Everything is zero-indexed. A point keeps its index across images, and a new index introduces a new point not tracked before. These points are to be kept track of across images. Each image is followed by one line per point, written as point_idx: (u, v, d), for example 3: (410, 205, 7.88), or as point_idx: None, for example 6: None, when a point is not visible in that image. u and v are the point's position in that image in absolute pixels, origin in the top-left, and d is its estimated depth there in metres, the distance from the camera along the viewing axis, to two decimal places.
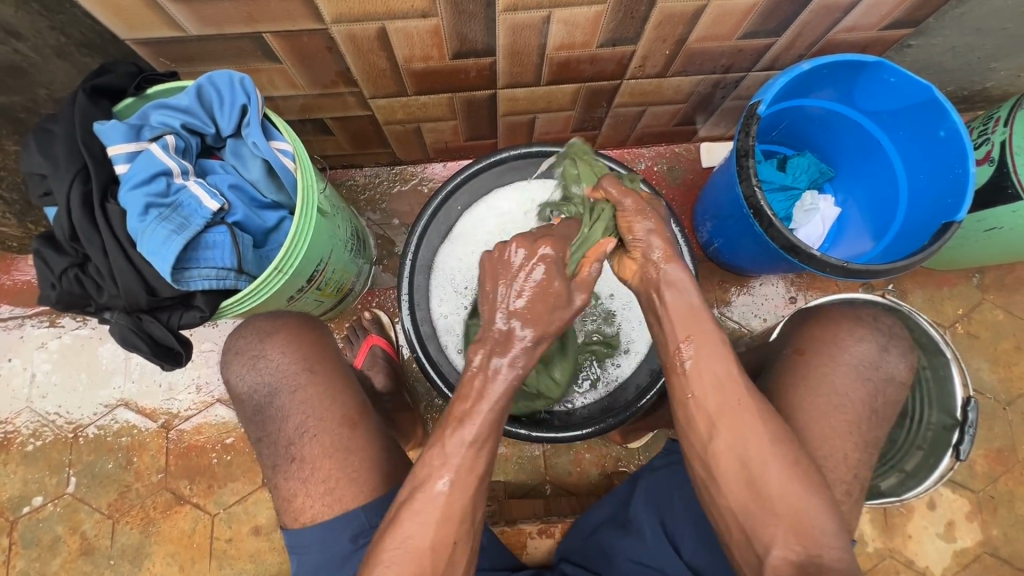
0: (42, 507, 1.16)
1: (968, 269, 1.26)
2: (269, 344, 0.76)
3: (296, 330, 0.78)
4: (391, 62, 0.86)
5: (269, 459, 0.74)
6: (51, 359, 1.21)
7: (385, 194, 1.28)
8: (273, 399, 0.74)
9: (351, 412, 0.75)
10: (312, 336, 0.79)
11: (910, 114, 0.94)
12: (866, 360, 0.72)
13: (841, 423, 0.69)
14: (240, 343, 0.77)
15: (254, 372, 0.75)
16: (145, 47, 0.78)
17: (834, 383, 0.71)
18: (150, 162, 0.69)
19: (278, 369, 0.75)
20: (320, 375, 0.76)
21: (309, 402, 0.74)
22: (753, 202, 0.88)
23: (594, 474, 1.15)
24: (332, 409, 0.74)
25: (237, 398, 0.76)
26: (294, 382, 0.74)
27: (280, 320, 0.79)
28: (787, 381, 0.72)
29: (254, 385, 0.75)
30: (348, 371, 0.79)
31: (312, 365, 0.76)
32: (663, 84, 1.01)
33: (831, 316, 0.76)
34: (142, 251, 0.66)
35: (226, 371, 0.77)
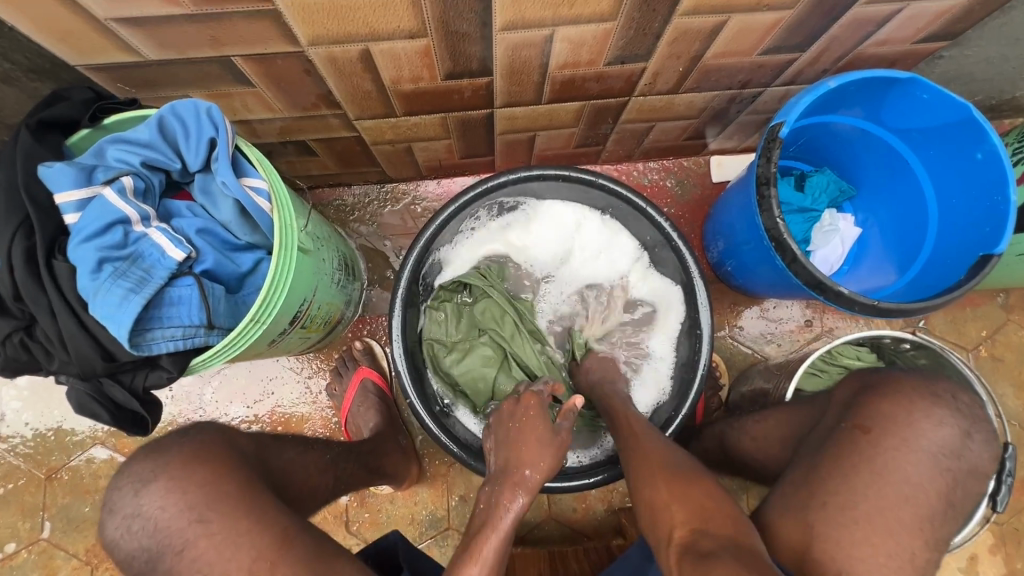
0: (16, 554, 1.09)
1: (993, 288, 1.19)
2: (145, 497, 0.63)
3: (179, 474, 0.64)
4: (377, 84, 0.77)
5: None
6: (21, 396, 1.14)
7: (375, 214, 1.20)
8: (156, 563, 0.62)
9: (269, 550, 0.61)
10: (196, 473, 0.64)
11: (943, 134, 0.86)
12: (947, 448, 0.66)
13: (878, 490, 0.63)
14: (114, 497, 0.64)
15: (128, 534, 0.63)
16: (99, 72, 0.70)
17: (907, 471, 0.65)
18: (103, 209, 0.61)
19: (155, 529, 0.62)
20: (214, 525, 0.62)
21: (206, 558, 0.61)
22: (775, 233, 0.81)
23: (601, 511, 1.09)
24: (234, 561, 0.61)
25: (121, 562, 0.64)
26: (180, 539, 0.61)
27: (162, 458, 0.65)
28: (845, 465, 0.67)
29: (134, 549, 0.63)
30: (254, 501, 0.64)
31: (201, 514, 0.62)
32: (675, 100, 0.93)
33: (901, 390, 0.70)
34: (96, 313, 0.58)
35: (102, 533, 0.64)
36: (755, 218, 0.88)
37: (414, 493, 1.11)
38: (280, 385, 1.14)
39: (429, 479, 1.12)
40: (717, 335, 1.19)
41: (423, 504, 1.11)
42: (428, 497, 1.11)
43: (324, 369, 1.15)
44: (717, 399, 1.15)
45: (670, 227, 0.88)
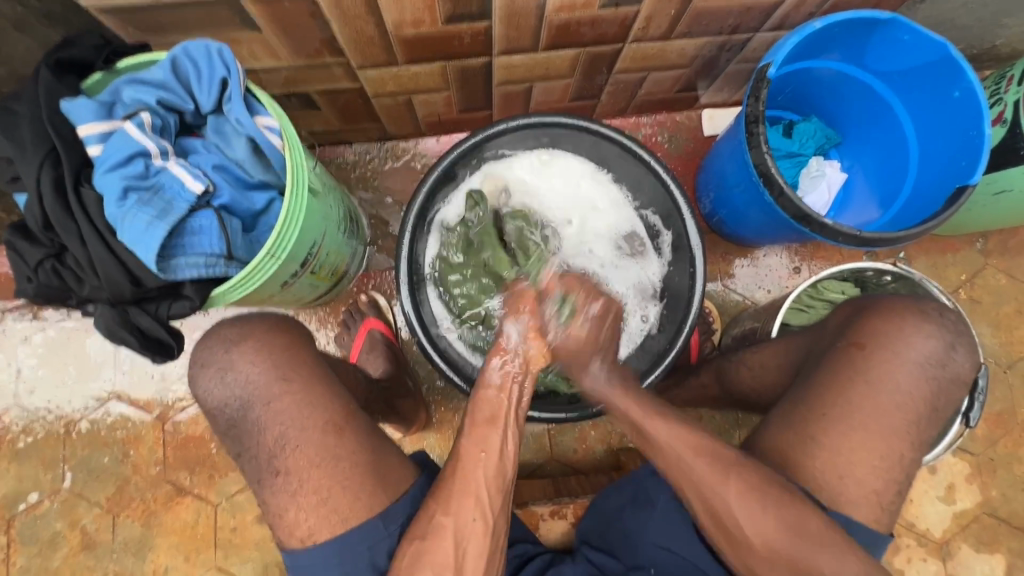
0: (39, 504, 1.14)
1: (973, 234, 1.24)
2: (237, 353, 0.70)
3: (264, 338, 0.71)
4: (380, 29, 0.80)
5: (252, 474, 0.69)
6: (36, 353, 1.17)
7: (376, 171, 1.22)
8: (246, 412, 0.69)
9: (338, 416, 0.70)
10: (284, 339, 0.72)
11: (923, 74, 0.90)
12: (933, 357, 0.70)
13: (857, 394, 0.68)
14: (205, 354, 0.70)
15: (221, 385, 0.69)
16: (111, 17, 0.72)
17: (896, 381, 0.69)
18: (125, 142, 0.64)
19: (247, 381, 0.69)
20: (296, 384, 0.69)
21: (289, 412, 0.68)
22: (763, 169, 0.85)
23: (600, 451, 1.15)
24: (312, 418, 0.68)
25: (208, 413, 0.70)
26: (268, 393, 0.69)
27: (248, 325, 0.72)
28: (841, 378, 0.70)
29: (224, 400, 0.69)
30: (328, 372, 0.73)
31: (286, 373, 0.70)
32: (667, 47, 0.96)
33: (892, 308, 0.73)
34: (123, 239, 0.62)
35: (192, 386, 0.70)
36: (744, 159, 0.92)
37: (421, 438, 1.16)
38: None
39: (436, 425, 1.17)
40: (710, 284, 1.23)
41: (431, 447, 1.16)
42: (435, 441, 1.16)
43: (331, 322, 1.19)
44: (711, 342, 1.19)
45: (661, 170, 0.91)
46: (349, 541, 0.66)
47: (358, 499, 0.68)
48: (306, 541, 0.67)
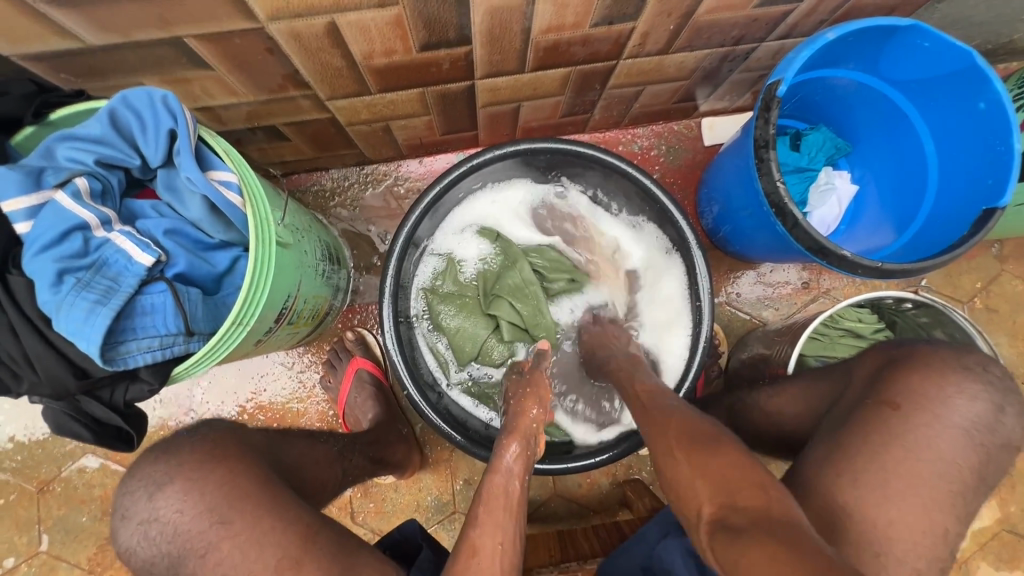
0: (16, 569, 1.07)
1: (988, 239, 1.18)
2: (160, 500, 0.61)
3: (195, 474, 0.62)
4: (347, 60, 0.72)
5: None
6: (2, 410, 1.09)
7: (356, 198, 1.14)
8: (179, 567, 0.61)
9: (291, 552, 0.61)
10: (216, 474, 0.62)
11: (945, 83, 0.83)
12: (979, 421, 0.58)
13: (895, 466, 0.57)
14: (127, 503, 0.62)
15: (146, 541, 0.61)
16: (37, 63, 0.63)
17: (941, 449, 0.57)
18: (58, 215, 0.56)
19: (174, 533, 0.60)
20: (235, 526, 0.60)
21: (229, 561, 0.60)
22: (775, 198, 0.78)
23: (605, 484, 1.10)
24: (259, 563, 0.60)
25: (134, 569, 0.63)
26: (202, 543, 0.60)
27: (176, 460, 0.63)
28: (874, 445, 0.58)
29: (151, 557, 0.61)
30: (279, 495, 0.64)
31: (222, 515, 0.60)
32: (665, 61, 0.88)
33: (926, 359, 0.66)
34: (59, 330, 0.54)
35: (115, 539, 0.63)
36: (752, 183, 0.85)
37: (417, 480, 1.10)
38: (271, 381, 1.11)
39: (432, 465, 1.11)
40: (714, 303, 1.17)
41: (428, 489, 1.10)
42: (432, 482, 1.11)
43: (316, 362, 1.13)
44: (717, 366, 1.14)
45: (663, 198, 0.84)
46: None
47: None
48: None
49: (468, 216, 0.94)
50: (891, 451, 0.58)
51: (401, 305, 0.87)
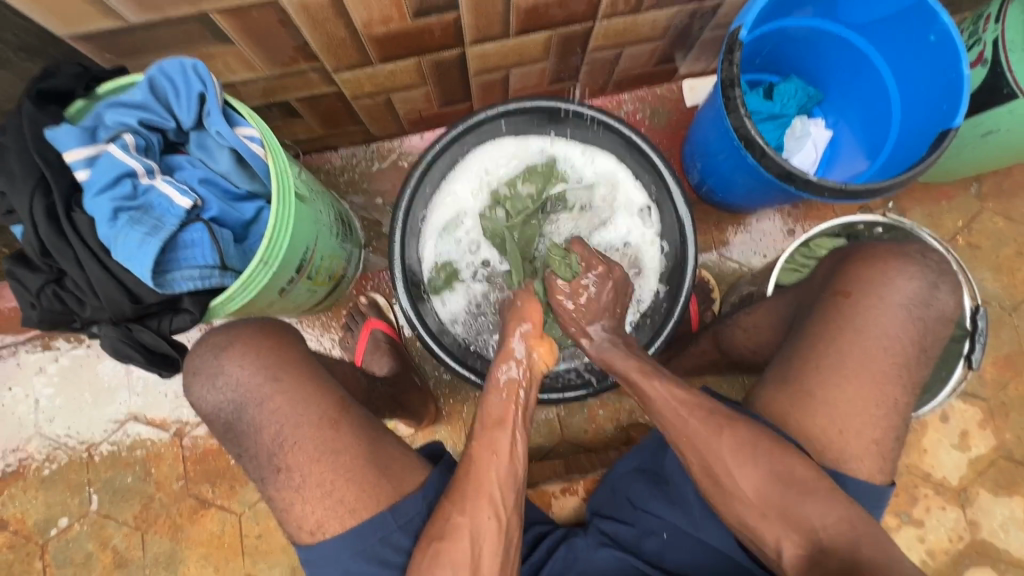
0: (69, 527, 1.17)
1: (966, 179, 1.24)
2: (226, 358, 0.69)
3: (252, 339, 0.71)
4: (350, 30, 0.81)
5: (254, 473, 0.69)
6: (51, 383, 1.20)
7: (364, 174, 1.24)
8: (241, 414, 0.69)
9: (332, 411, 0.70)
10: (272, 339, 0.72)
11: (897, 21, 0.90)
12: (917, 298, 0.70)
13: (838, 341, 0.70)
14: (196, 361, 0.70)
15: (213, 391, 0.69)
16: (85, 43, 0.74)
17: (887, 325, 0.70)
18: (111, 164, 0.65)
19: (238, 384, 0.68)
20: (287, 383, 0.69)
21: (282, 411, 0.68)
22: (743, 132, 0.86)
23: (610, 428, 1.16)
24: (306, 416, 0.68)
25: (204, 418, 0.70)
26: (259, 393, 0.68)
27: (235, 330, 0.72)
28: (833, 324, 0.71)
29: (218, 405, 0.69)
30: (317, 367, 0.73)
31: (277, 373, 0.69)
32: (638, 20, 0.96)
33: (874, 255, 0.73)
34: (118, 258, 0.63)
35: (188, 393, 0.70)
36: (724, 125, 0.93)
37: (433, 431, 1.18)
38: None
39: (446, 417, 1.19)
40: (705, 254, 1.23)
41: (443, 440, 1.18)
42: (447, 434, 1.18)
43: (334, 326, 1.21)
44: (711, 311, 1.19)
45: (642, 142, 0.91)
46: (369, 531, 0.67)
47: (369, 487, 0.69)
48: (315, 533, 0.68)
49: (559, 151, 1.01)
50: (844, 328, 0.71)
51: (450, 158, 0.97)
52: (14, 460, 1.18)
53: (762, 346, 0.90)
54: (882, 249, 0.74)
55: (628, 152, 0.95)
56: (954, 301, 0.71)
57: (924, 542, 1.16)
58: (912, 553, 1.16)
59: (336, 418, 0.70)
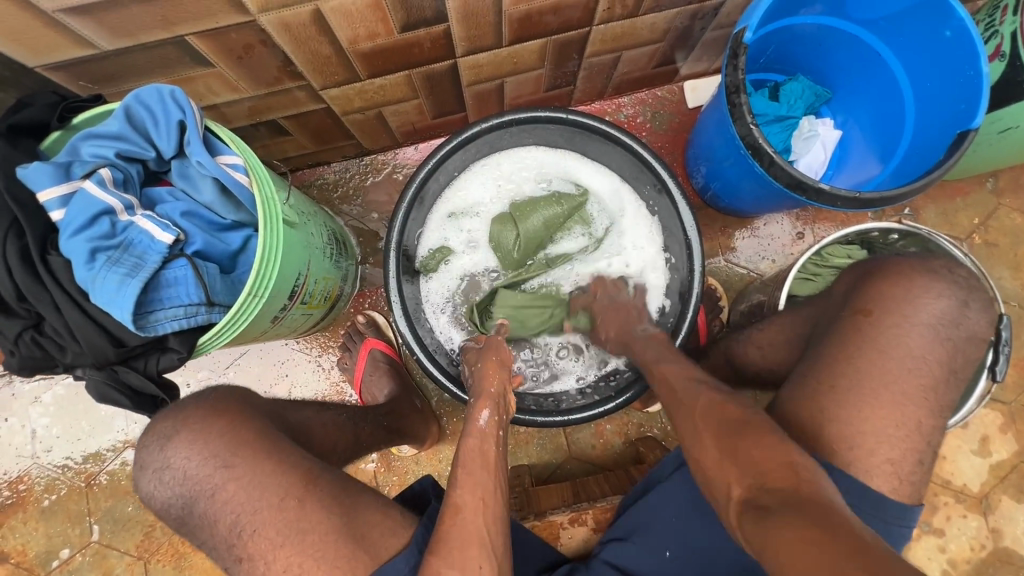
0: (71, 558, 1.15)
1: (982, 174, 1.19)
2: (171, 450, 0.66)
3: (198, 425, 0.67)
4: (335, 47, 0.77)
5: (217, 563, 0.64)
6: (48, 412, 1.18)
7: (358, 188, 1.20)
8: (192, 507, 0.64)
9: (295, 487, 0.63)
10: (220, 424, 0.67)
11: (911, 17, 0.85)
12: (945, 317, 0.67)
13: (856, 362, 0.66)
14: (143, 455, 0.67)
15: (161, 486, 0.66)
16: (58, 72, 0.70)
17: (906, 347, 0.66)
18: (87, 202, 0.62)
19: (184, 477, 0.64)
20: (239, 468, 0.64)
21: (236, 500, 0.63)
22: (750, 141, 0.82)
23: (619, 444, 1.12)
24: (263, 500, 0.62)
25: (157, 513, 0.67)
26: (208, 484, 0.64)
27: (183, 414, 0.68)
28: (851, 347, 0.68)
29: (167, 500, 0.65)
30: (274, 443, 0.67)
31: (225, 459, 0.64)
32: (636, 24, 0.92)
33: (898, 271, 0.70)
34: (96, 301, 0.60)
35: (138, 487, 0.67)
36: (730, 131, 0.89)
37: (437, 452, 1.15)
38: (293, 367, 1.17)
39: (449, 437, 1.16)
40: (712, 261, 1.20)
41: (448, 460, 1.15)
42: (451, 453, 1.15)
43: (333, 347, 1.18)
44: (719, 320, 1.16)
45: (646, 153, 0.88)
46: None
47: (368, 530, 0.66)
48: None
49: (582, 168, 0.98)
50: (866, 350, 0.67)
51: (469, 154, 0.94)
52: (13, 492, 1.16)
53: (772, 361, 0.86)
54: (907, 265, 0.71)
55: (651, 183, 0.92)
56: (984, 320, 0.68)
57: (945, 551, 1.13)
58: (933, 563, 1.13)
59: (299, 495, 0.63)
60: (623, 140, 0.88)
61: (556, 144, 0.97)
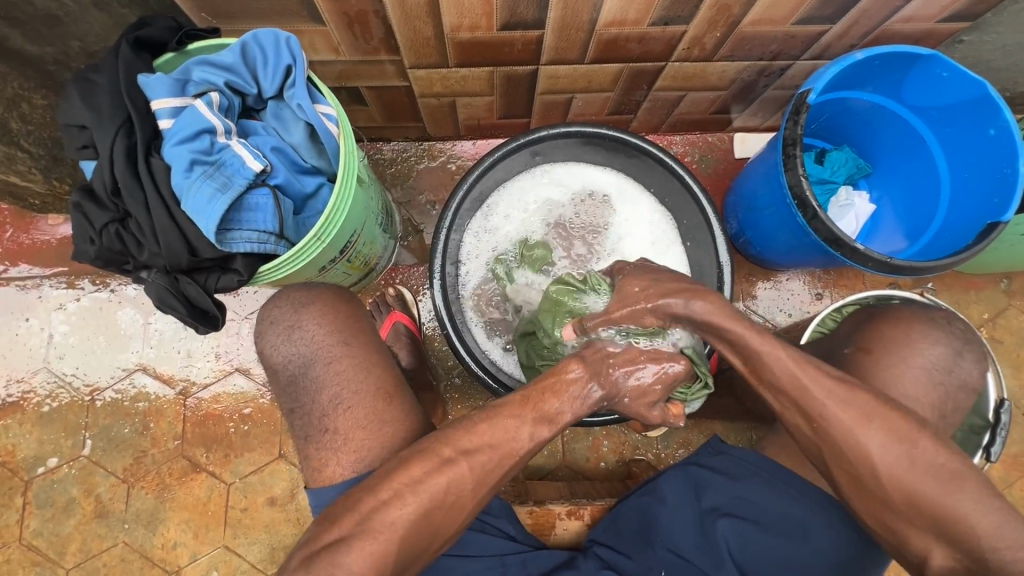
0: (57, 469, 1.15)
1: (997, 274, 1.25)
2: (304, 315, 0.78)
3: (329, 303, 0.80)
4: (437, 30, 0.83)
5: (301, 430, 0.75)
6: (68, 321, 1.20)
7: (411, 170, 1.25)
8: (307, 369, 0.76)
9: (389, 385, 0.77)
10: (348, 309, 0.81)
11: (960, 111, 0.92)
12: (940, 363, 0.73)
13: None
14: (275, 313, 0.79)
15: (288, 342, 0.77)
16: (186, 1, 0.76)
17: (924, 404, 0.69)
18: (194, 118, 0.67)
19: (312, 340, 0.77)
20: (355, 350, 0.77)
21: (344, 374, 0.75)
22: (798, 192, 0.88)
23: (612, 461, 1.15)
24: (364, 384, 0.75)
25: (271, 367, 0.78)
26: (329, 354, 0.76)
27: (316, 290, 0.81)
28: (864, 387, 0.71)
29: (289, 355, 0.77)
30: (383, 345, 0.81)
31: (348, 338, 0.77)
32: (707, 68, 0.99)
33: (902, 316, 0.76)
34: (186, 209, 0.65)
35: (261, 342, 0.79)
36: (777, 181, 0.95)
37: None
38: None
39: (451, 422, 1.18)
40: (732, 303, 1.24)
41: None
42: None
43: None
44: None
45: (695, 186, 0.92)
46: None
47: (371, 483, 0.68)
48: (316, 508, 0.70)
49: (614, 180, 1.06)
50: None
51: (563, 145, 1.01)
52: (16, 392, 1.18)
53: None
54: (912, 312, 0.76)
55: (690, 215, 0.98)
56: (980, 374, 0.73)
57: None
58: None
59: (390, 392, 0.76)
60: (680, 173, 0.93)
61: (595, 155, 1.04)
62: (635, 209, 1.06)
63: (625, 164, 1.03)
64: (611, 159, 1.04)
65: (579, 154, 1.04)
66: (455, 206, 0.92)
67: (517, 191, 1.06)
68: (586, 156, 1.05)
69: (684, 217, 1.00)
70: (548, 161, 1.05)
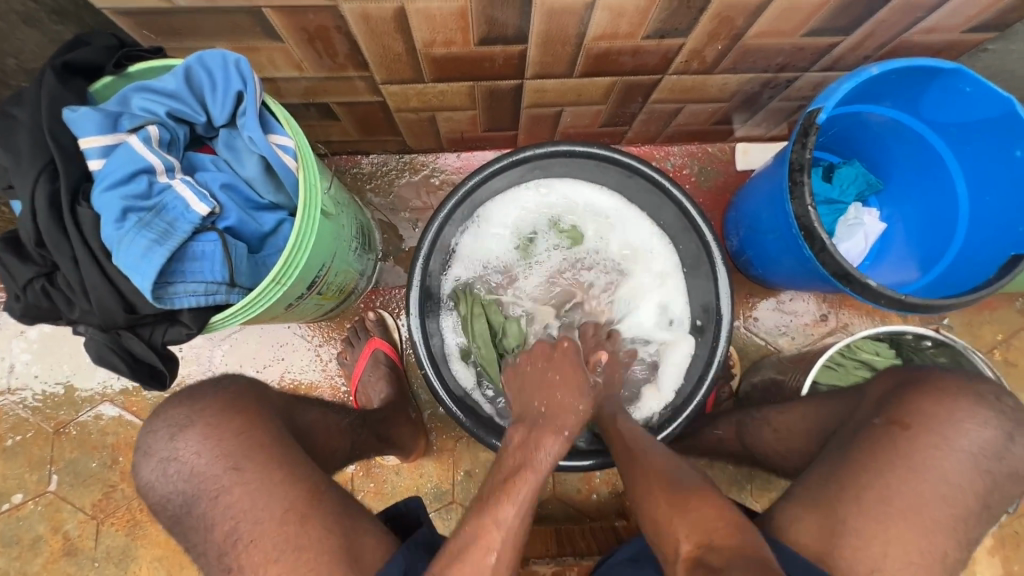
0: (23, 505, 1.10)
1: (1013, 292, 1.18)
2: (180, 443, 0.68)
3: (213, 420, 0.69)
4: (408, 46, 0.75)
5: (204, 569, 0.65)
6: (30, 349, 1.13)
7: (391, 185, 1.18)
8: (191, 507, 0.66)
9: (300, 502, 0.65)
10: (234, 424, 0.69)
11: (983, 129, 0.84)
12: (988, 448, 0.63)
13: (884, 472, 0.63)
14: (149, 442, 0.69)
15: (164, 477, 0.67)
16: (124, 18, 0.68)
17: (947, 471, 0.62)
18: (129, 158, 0.60)
19: (191, 473, 0.66)
20: (248, 474, 0.66)
21: (238, 506, 0.64)
22: (805, 222, 0.80)
23: (605, 493, 1.09)
24: (266, 511, 0.64)
25: (155, 504, 0.68)
26: (215, 486, 0.65)
27: (197, 407, 0.70)
28: (882, 457, 0.64)
29: (167, 494, 0.67)
30: (287, 453, 0.69)
31: (236, 462, 0.66)
32: (708, 80, 0.90)
33: (943, 388, 0.66)
34: (119, 263, 0.58)
35: (139, 478, 0.69)
36: (782, 206, 0.87)
37: (419, 466, 1.12)
38: (290, 352, 1.14)
39: (435, 453, 1.12)
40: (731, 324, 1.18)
41: (428, 475, 1.11)
42: (433, 470, 1.12)
43: (336, 338, 1.15)
44: (727, 388, 1.14)
45: (695, 216, 0.85)
46: None
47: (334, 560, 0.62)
48: None
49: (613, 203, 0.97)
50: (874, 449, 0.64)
51: (560, 164, 0.92)
52: None
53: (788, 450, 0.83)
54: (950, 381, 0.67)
55: (690, 243, 0.90)
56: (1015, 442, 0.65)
57: None
58: None
59: (303, 511, 0.65)
60: (677, 197, 0.86)
61: (594, 176, 0.95)
62: (633, 236, 0.98)
63: (625, 188, 0.94)
64: (612, 182, 0.95)
65: (577, 173, 0.95)
66: (435, 231, 0.84)
67: (509, 208, 0.98)
68: (584, 176, 0.96)
69: (683, 244, 0.93)
70: (543, 178, 0.96)
